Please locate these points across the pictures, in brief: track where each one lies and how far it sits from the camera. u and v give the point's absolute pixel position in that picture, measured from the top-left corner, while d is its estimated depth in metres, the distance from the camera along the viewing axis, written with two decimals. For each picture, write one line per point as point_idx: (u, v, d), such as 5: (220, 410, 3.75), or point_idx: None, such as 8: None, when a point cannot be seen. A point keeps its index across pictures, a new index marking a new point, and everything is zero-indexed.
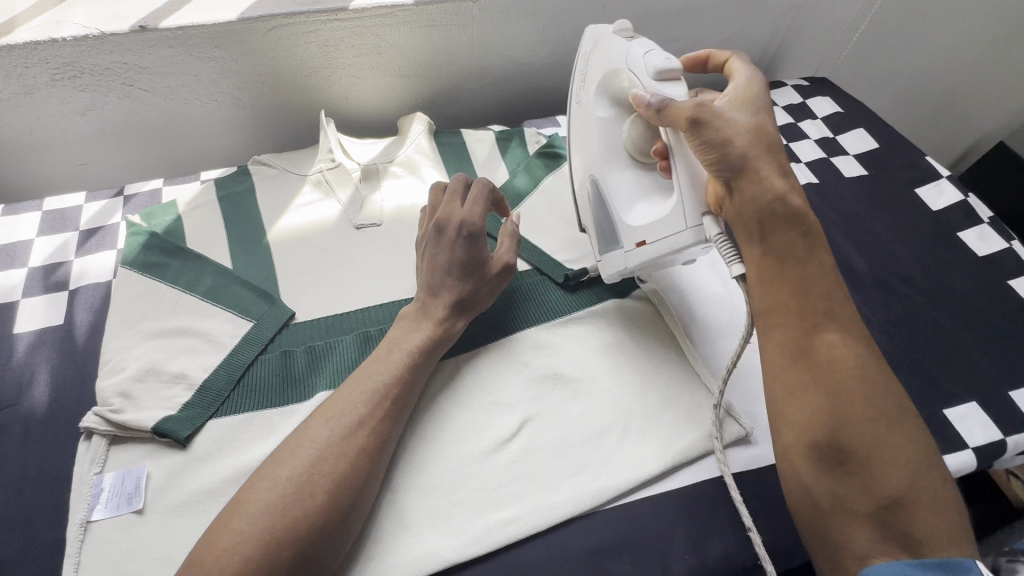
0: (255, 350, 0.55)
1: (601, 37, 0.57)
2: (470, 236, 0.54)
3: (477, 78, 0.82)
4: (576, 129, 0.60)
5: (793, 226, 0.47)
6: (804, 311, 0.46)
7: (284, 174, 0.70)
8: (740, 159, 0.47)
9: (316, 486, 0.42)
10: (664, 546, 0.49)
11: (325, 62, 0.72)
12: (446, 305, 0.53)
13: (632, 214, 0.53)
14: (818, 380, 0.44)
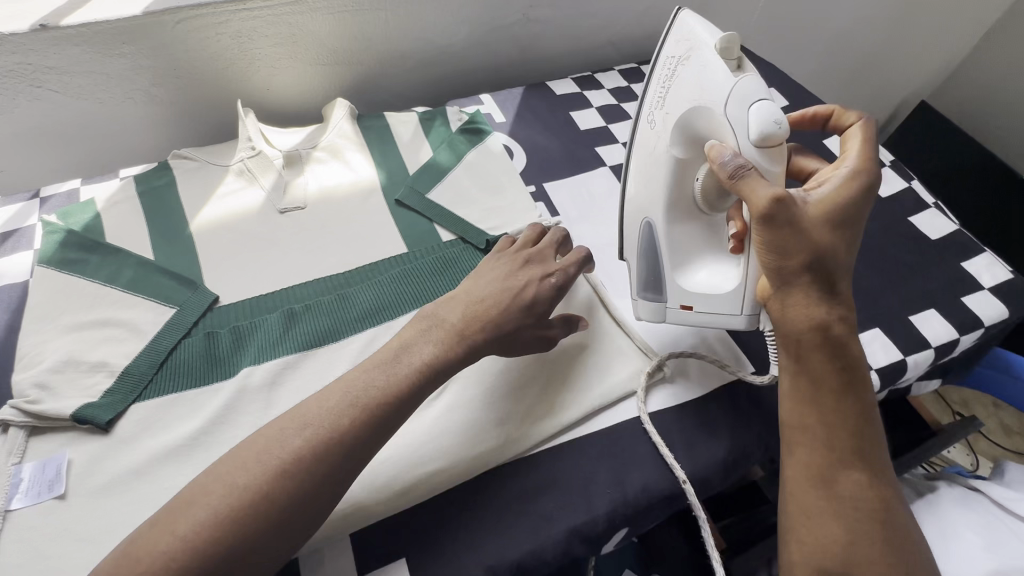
0: (178, 335, 0.55)
1: (706, 45, 0.51)
2: (557, 288, 0.53)
3: (400, 63, 0.83)
4: (640, 142, 0.56)
5: (840, 358, 0.46)
6: (835, 434, 0.46)
7: (206, 166, 0.70)
8: (796, 273, 0.46)
9: (272, 491, 0.39)
10: (589, 484, 0.51)
11: (241, 53, 0.73)
12: (493, 335, 0.49)
13: (689, 277, 0.56)
14: (837, 509, 0.44)
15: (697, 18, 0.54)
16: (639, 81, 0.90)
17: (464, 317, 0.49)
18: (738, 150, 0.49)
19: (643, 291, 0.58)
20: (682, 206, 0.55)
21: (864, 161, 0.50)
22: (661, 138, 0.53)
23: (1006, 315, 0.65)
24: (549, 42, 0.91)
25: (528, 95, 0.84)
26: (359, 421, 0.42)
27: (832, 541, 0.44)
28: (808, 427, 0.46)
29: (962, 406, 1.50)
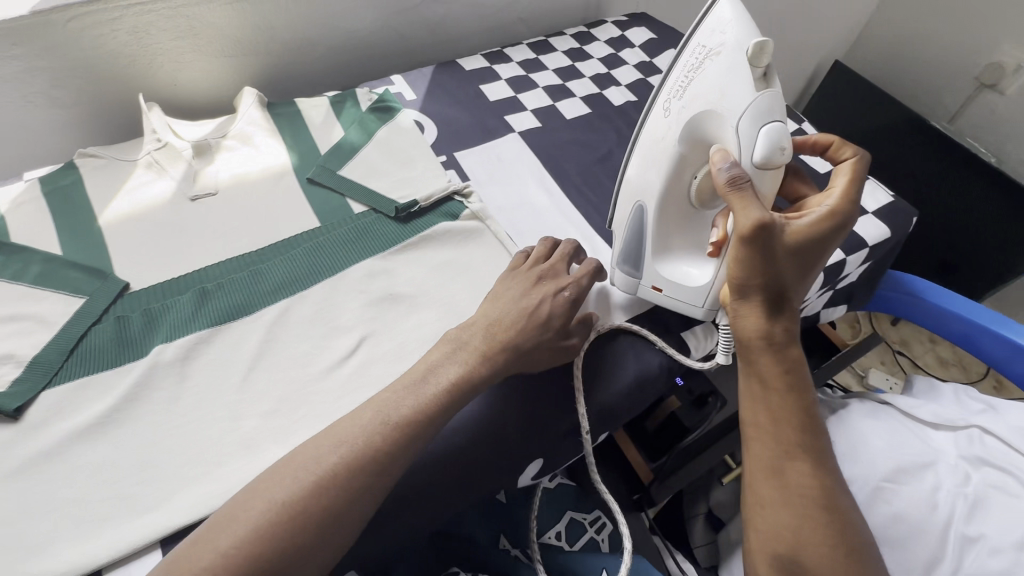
0: (86, 323, 0.56)
1: (738, 45, 0.48)
2: (571, 303, 0.55)
3: (309, 51, 0.84)
4: (651, 129, 0.55)
5: (798, 368, 0.48)
6: (786, 431, 0.48)
7: (113, 162, 0.70)
8: (765, 290, 0.48)
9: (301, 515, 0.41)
10: (502, 421, 0.54)
11: (141, 48, 0.73)
12: (511, 353, 0.51)
13: (668, 263, 0.58)
14: (788, 499, 0.46)
15: (738, 6, 0.50)
16: (547, 52, 0.93)
17: (488, 334, 0.52)
18: (739, 160, 0.49)
19: (623, 263, 0.60)
20: (674, 202, 0.55)
21: (848, 193, 0.51)
22: (673, 131, 0.52)
23: (888, 234, 0.71)
24: (458, 21, 0.93)
25: (438, 73, 0.87)
26: (388, 441, 0.45)
27: (782, 527, 0.46)
28: (766, 424, 0.48)
29: (900, 344, 1.58)
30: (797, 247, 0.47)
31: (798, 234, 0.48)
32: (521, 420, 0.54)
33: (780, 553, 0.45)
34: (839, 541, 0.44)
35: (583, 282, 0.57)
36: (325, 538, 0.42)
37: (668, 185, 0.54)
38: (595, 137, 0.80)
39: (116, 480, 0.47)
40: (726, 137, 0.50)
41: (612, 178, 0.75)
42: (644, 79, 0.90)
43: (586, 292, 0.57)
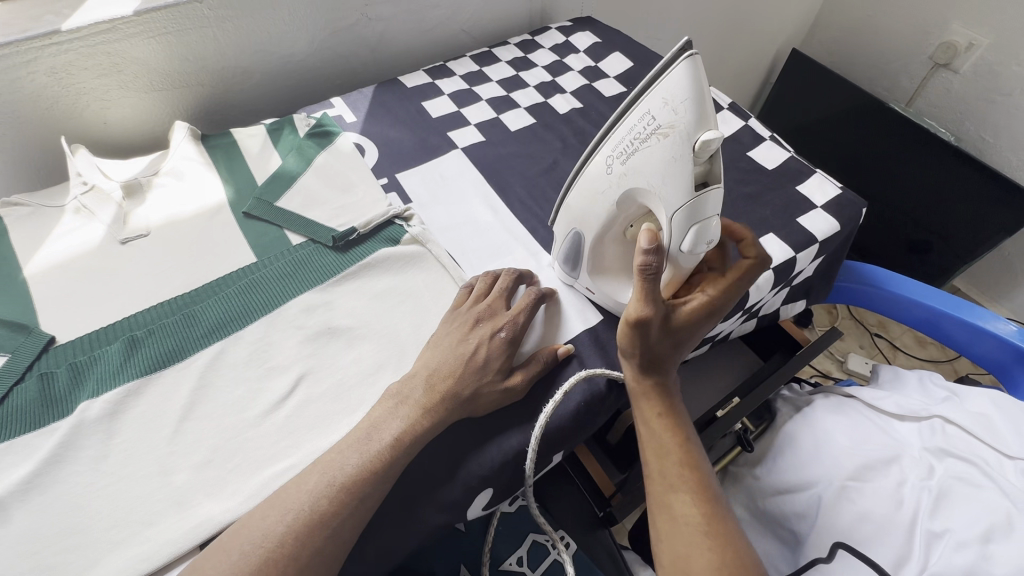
0: (9, 381, 0.54)
1: (687, 138, 0.40)
2: (510, 341, 0.54)
3: (243, 78, 0.82)
4: (590, 176, 0.49)
5: (676, 414, 0.52)
6: (669, 463, 0.50)
7: (39, 209, 0.68)
8: (647, 358, 0.50)
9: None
10: (443, 452, 0.52)
11: (60, 88, 0.70)
12: (454, 401, 0.50)
13: (604, 276, 0.57)
14: (676, 528, 0.47)
15: (700, 78, 0.39)
16: (490, 64, 0.92)
17: (430, 386, 0.51)
18: (669, 244, 0.46)
19: (562, 262, 0.60)
20: (614, 233, 0.53)
21: (738, 286, 0.52)
22: (612, 192, 0.47)
23: (837, 228, 0.70)
24: (397, 37, 0.92)
25: (379, 93, 0.85)
26: (337, 501, 0.45)
27: (675, 558, 0.46)
28: (651, 464, 0.51)
29: (878, 326, 1.58)
30: (674, 330, 0.50)
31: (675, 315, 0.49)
32: (468, 453, 0.52)
33: None
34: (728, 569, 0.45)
35: (522, 317, 0.56)
36: None
37: (605, 227, 0.51)
38: (540, 149, 0.78)
39: (38, 551, 0.45)
40: (659, 209, 0.45)
41: (557, 189, 0.74)
42: (589, 84, 0.89)
43: (527, 326, 0.56)
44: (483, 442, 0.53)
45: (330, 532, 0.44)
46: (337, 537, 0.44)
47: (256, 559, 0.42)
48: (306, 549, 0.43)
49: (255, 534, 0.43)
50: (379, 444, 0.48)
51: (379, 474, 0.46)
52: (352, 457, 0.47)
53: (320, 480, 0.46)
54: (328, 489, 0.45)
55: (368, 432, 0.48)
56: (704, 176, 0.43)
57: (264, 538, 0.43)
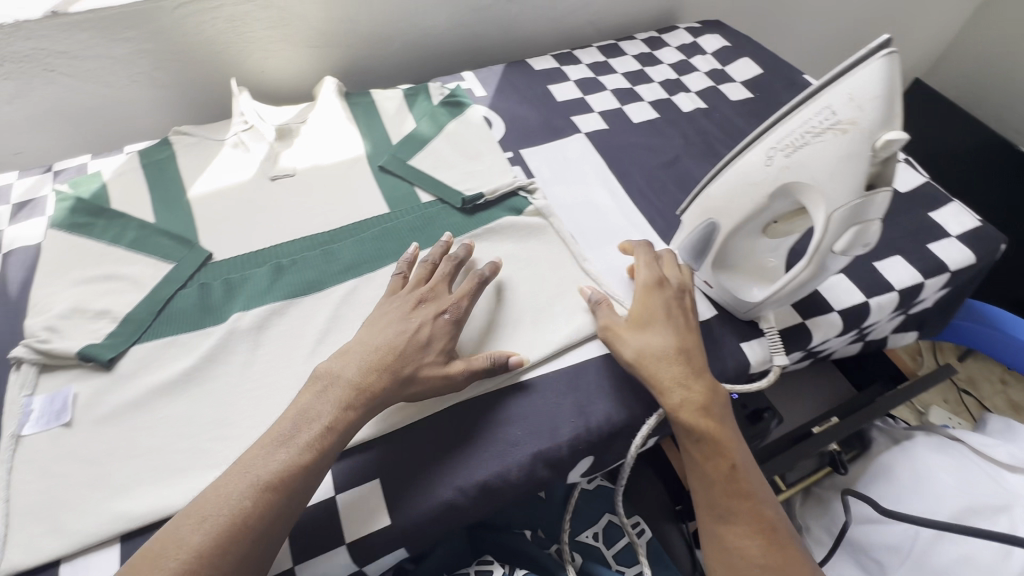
0: (175, 285, 0.60)
1: (867, 138, 0.41)
2: (455, 323, 0.54)
3: (385, 45, 0.88)
4: (741, 167, 0.49)
5: (721, 436, 0.50)
6: (720, 492, 0.49)
7: (203, 140, 0.75)
8: (661, 377, 0.51)
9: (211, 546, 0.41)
10: (553, 414, 0.54)
11: (233, 35, 0.77)
12: (393, 380, 0.49)
13: (727, 269, 0.58)
14: (730, 563, 0.48)
15: (892, 81, 0.41)
16: (617, 56, 0.93)
17: (367, 365, 0.49)
18: (819, 242, 0.45)
19: (684, 251, 0.60)
20: (755, 226, 0.53)
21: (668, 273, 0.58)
22: (767, 184, 0.47)
23: (972, 260, 0.67)
24: (529, 22, 0.95)
25: (508, 72, 0.88)
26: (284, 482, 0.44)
27: None
28: (699, 495, 0.50)
29: (967, 382, 1.48)
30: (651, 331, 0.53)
31: (626, 341, 0.53)
32: (448, 439, 0.52)
33: None
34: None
35: (464, 301, 0.56)
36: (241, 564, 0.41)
37: (747, 220, 0.51)
38: (663, 143, 0.79)
39: (193, 435, 0.51)
40: (817, 206, 0.45)
41: (677, 184, 0.74)
42: (714, 86, 0.88)
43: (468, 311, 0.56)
44: (522, 415, 0.54)
45: (251, 541, 0.42)
46: (275, 526, 0.43)
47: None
48: (231, 554, 0.41)
49: (175, 549, 0.40)
50: (308, 435, 0.46)
51: (309, 468, 0.45)
52: (273, 456, 0.44)
53: (241, 480, 0.43)
54: (249, 490, 0.43)
55: (321, 412, 0.47)
56: (873, 178, 0.44)
57: (181, 547, 0.40)
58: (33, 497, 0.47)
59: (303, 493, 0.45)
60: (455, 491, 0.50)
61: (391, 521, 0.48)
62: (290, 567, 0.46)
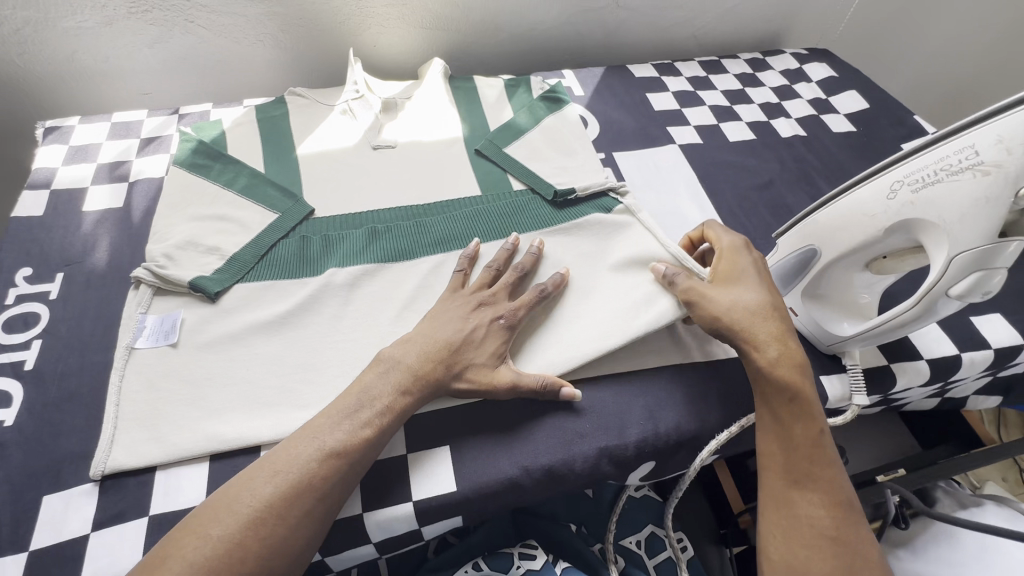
0: (279, 234, 0.64)
1: (1010, 184, 0.40)
2: (510, 331, 0.54)
3: (492, 35, 0.90)
4: (860, 197, 0.48)
5: (811, 402, 0.49)
6: (800, 458, 0.49)
7: (315, 104, 0.79)
8: (750, 333, 0.51)
9: (284, 500, 0.43)
10: (622, 414, 0.54)
11: (355, 8, 0.81)
12: (445, 377, 0.50)
13: (816, 299, 0.57)
14: (796, 527, 0.47)
15: None
16: (718, 73, 0.92)
17: (424, 357, 0.51)
18: (934, 282, 0.45)
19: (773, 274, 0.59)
20: (860, 259, 0.52)
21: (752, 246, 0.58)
22: (884, 217, 0.47)
23: None
24: (633, 29, 0.95)
25: (608, 75, 0.89)
26: (349, 456, 0.45)
27: (789, 557, 0.47)
28: (775, 457, 0.50)
29: None
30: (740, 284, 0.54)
31: (711, 298, 0.53)
32: (509, 424, 0.52)
33: None
34: (849, 569, 0.46)
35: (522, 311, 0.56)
36: (307, 522, 0.43)
37: (854, 252, 0.50)
38: (758, 165, 0.78)
39: (283, 374, 0.54)
40: (938, 246, 0.45)
41: (769, 208, 0.73)
42: (816, 116, 0.87)
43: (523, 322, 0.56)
44: (589, 410, 0.54)
45: (314, 500, 0.44)
46: (338, 492, 0.45)
47: (249, 523, 0.41)
48: (300, 507, 0.43)
49: (246, 498, 0.43)
50: (371, 413, 0.48)
51: (371, 442, 0.47)
52: (338, 426, 0.46)
53: (311, 443, 0.45)
54: (316, 453, 0.45)
55: (381, 394, 0.49)
56: (1007, 226, 0.43)
57: (254, 497, 0.43)
58: (139, 405, 0.51)
59: (363, 464, 0.46)
60: (518, 472, 0.50)
61: (456, 488, 0.49)
62: (360, 513, 0.48)
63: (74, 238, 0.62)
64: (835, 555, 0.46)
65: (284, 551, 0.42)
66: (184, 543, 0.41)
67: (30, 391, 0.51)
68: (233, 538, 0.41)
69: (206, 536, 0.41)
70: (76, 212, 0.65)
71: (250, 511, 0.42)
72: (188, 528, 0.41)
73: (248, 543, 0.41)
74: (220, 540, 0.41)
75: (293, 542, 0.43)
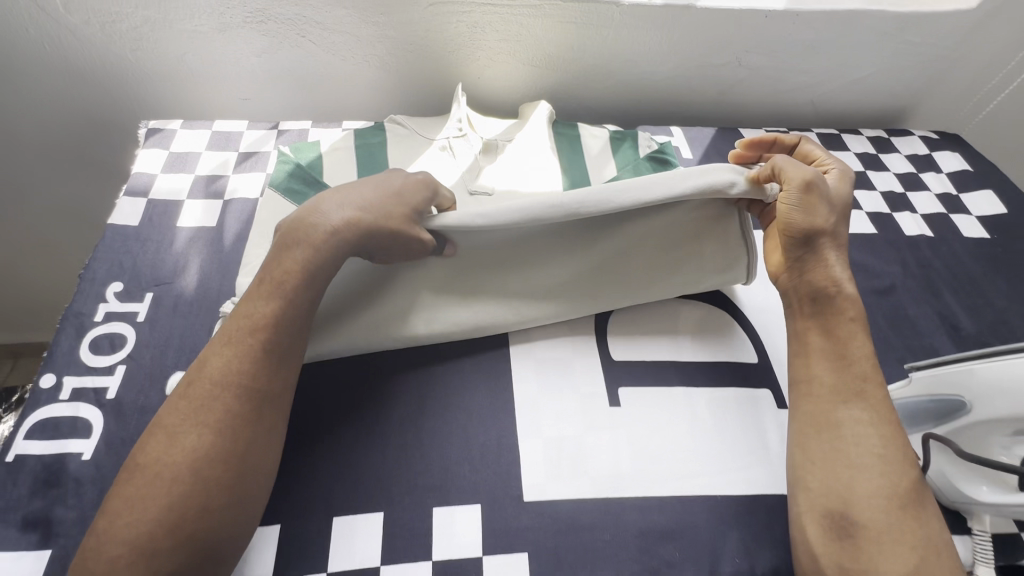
0: None
1: None
2: (418, 188, 0.53)
3: (602, 79, 0.85)
4: None
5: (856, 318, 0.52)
6: (849, 376, 0.50)
7: (413, 135, 0.76)
8: (826, 249, 0.54)
9: (203, 407, 0.43)
10: (713, 543, 0.50)
11: (468, 40, 0.78)
12: (352, 223, 0.49)
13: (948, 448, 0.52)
14: (839, 446, 0.47)
15: None
16: (837, 149, 0.86)
17: (335, 207, 0.49)
18: None
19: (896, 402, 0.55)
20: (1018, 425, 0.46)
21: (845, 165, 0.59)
22: None
23: None
24: (750, 89, 0.89)
25: (719, 138, 0.84)
26: (254, 341, 0.46)
27: (829, 476, 0.47)
28: (820, 375, 0.51)
29: None
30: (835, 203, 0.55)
31: (811, 207, 0.54)
32: (594, 539, 0.49)
33: (834, 505, 0.46)
34: (893, 489, 0.45)
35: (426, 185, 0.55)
36: (229, 423, 0.43)
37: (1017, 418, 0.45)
38: (878, 265, 0.72)
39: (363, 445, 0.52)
40: None
41: (888, 320, 0.67)
42: (944, 214, 0.79)
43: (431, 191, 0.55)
44: (679, 535, 0.50)
45: (233, 391, 0.44)
46: (254, 381, 0.45)
47: (176, 438, 0.42)
48: (222, 406, 0.43)
49: (174, 416, 0.43)
50: (270, 285, 0.48)
51: (275, 322, 0.47)
52: (238, 318, 0.47)
53: (221, 342, 0.46)
54: (224, 348, 0.45)
55: (273, 271, 0.49)
56: None
57: (175, 412, 0.43)
58: None
59: (282, 345, 0.47)
60: None
61: None
62: None
63: (165, 256, 0.61)
64: (873, 472, 0.46)
65: (210, 453, 0.42)
66: (142, 468, 0.41)
67: (109, 423, 0.50)
68: (159, 459, 0.41)
69: (145, 463, 0.42)
70: (170, 227, 0.64)
71: (174, 426, 0.43)
72: (140, 459, 0.41)
73: (176, 457, 0.41)
74: (167, 458, 0.41)
75: (221, 448, 0.42)
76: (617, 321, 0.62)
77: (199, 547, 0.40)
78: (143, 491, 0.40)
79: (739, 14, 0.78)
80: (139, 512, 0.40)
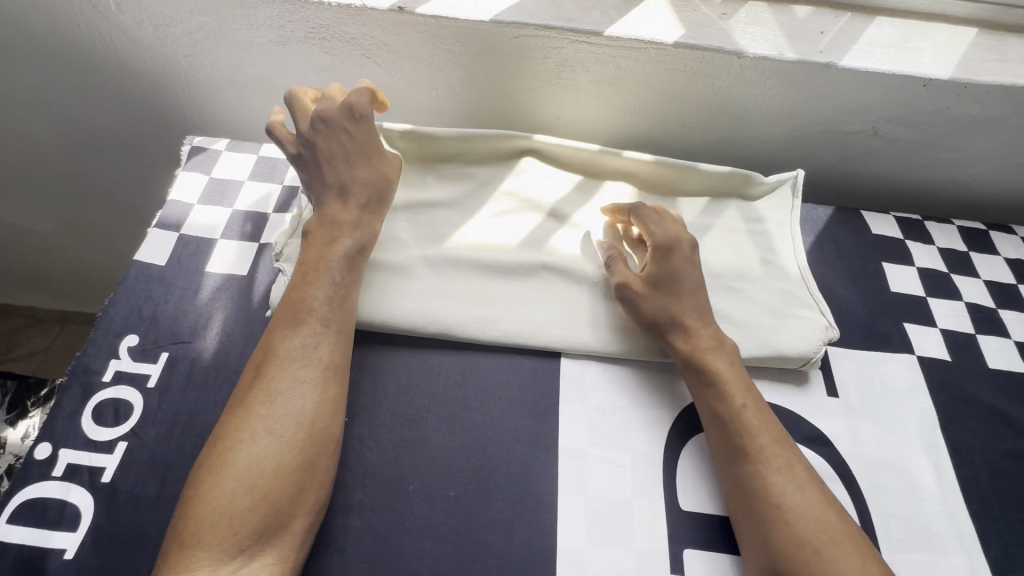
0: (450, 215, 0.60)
1: None
2: (364, 123, 0.54)
3: (703, 134, 0.72)
4: None
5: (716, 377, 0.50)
6: (729, 432, 0.48)
7: None
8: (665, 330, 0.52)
9: (264, 379, 0.45)
10: None
11: (554, 78, 0.67)
12: (374, 197, 0.54)
13: None
14: (752, 499, 0.45)
15: None
16: (984, 250, 0.70)
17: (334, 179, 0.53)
18: None
19: None
20: None
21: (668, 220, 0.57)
22: None
23: None
24: (881, 161, 0.74)
25: (838, 221, 0.70)
26: (300, 319, 0.47)
27: (755, 530, 0.44)
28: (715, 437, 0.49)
29: None
30: (659, 277, 0.53)
31: (637, 293, 0.53)
32: None
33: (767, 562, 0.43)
34: (817, 529, 0.43)
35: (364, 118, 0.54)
36: (272, 398, 0.44)
37: None
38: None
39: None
40: None
41: None
42: None
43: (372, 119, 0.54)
44: None
45: (298, 365, 0.46)
46: (289, 356, 0.46)
47: (239, 405, 0.44)
48: (278, 378, 0.45)
49: (241, 389, 0.45)
50: (323, 259, 0.50)
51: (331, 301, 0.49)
52: (295, 299, 0.48)
53: (287, 318, 0.48)
54: (291, 325, 0.47)
55: (309, 252, 0.51)
56: None
57: (243, 385, 0.46)
58: None
59: (337, 319, 0.49)
60: None
61: None
62: None
63: (188, 308, 0.55)
64: (786, 510, 0.44)
65: (262, 420, 0.43)
66: (227, 435, 0.43)
67: (98, 516, 0.44)
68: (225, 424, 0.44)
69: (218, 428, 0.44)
70: (199, 271, 0.57)
71: (238, 396, 0.45)
72: (226, 425, 0.43)
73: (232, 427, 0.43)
74: (247, 425, 0.43)
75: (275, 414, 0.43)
76: (691, 458, 0.51)
77: (274, 510, 0.41)
78: (223, 460, 0.42)
79: (889, 78, 0.63)
80: (224, 474, 0.41)
